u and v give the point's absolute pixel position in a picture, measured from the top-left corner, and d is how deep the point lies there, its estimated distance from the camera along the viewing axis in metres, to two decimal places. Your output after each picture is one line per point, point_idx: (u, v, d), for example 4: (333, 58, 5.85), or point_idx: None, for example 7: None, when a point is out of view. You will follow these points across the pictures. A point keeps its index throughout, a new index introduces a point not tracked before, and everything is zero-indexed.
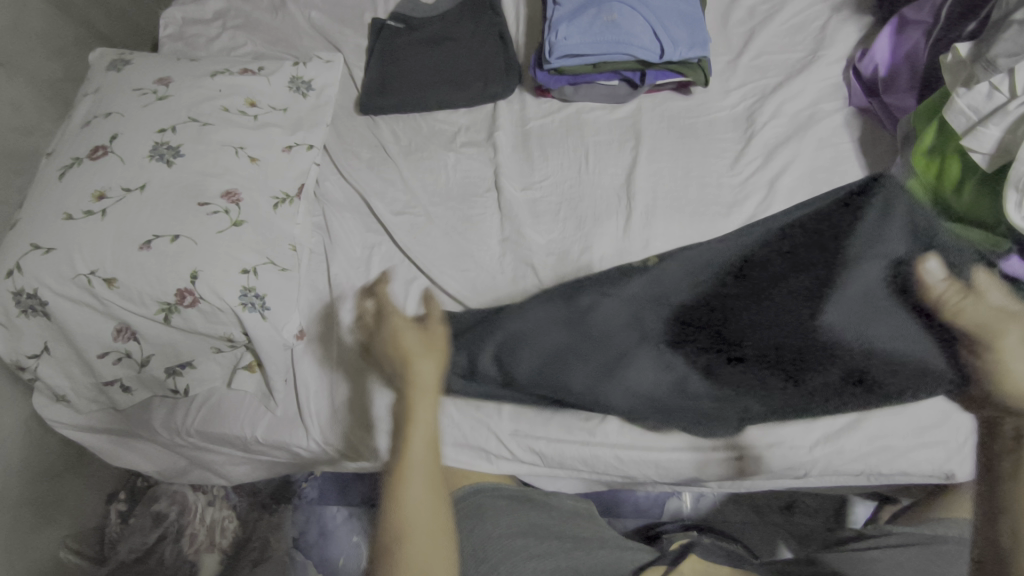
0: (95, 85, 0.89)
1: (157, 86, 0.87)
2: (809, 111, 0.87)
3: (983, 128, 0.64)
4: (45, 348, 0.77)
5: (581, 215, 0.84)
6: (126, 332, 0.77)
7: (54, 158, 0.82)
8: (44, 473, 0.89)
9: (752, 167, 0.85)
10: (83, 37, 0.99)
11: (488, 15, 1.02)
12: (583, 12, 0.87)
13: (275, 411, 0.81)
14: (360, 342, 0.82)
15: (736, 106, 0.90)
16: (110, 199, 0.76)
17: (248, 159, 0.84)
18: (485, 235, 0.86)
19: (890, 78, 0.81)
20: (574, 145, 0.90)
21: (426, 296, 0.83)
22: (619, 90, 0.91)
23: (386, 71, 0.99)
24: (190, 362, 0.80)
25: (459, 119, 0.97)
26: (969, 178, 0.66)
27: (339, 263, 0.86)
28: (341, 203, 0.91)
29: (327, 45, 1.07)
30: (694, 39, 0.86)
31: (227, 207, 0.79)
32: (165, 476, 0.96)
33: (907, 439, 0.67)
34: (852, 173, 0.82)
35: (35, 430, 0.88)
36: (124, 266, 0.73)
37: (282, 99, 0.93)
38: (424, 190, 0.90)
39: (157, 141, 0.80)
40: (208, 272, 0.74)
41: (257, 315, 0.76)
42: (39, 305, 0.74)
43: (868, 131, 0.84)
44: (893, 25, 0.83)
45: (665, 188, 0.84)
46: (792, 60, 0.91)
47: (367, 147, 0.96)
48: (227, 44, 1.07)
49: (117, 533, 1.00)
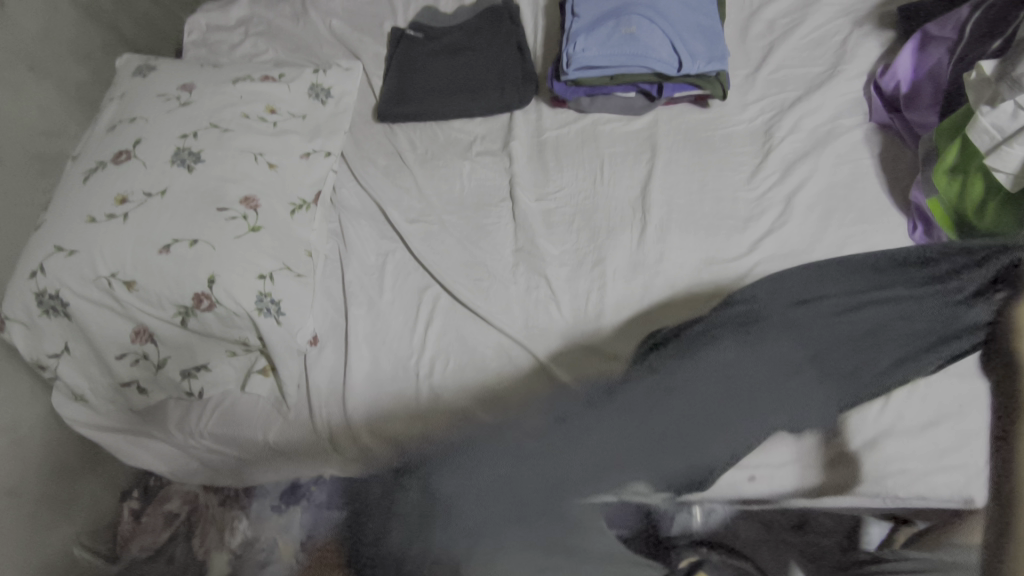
0: (120, 90, 0.91)
1: (180, 92, 0.88)
2: (828, 126, 0.86)
3: (1008, 148, 0.63)
4: (65, 348, 0.79)
5: (595, 227, 0.84)
6: (144, 334, 0.78)
7: (78, 162, 0.83)
8: (60, 468, 0.91)
9: (769, 182, 0.84)
10: (109, 41, 1.01)
11: (507, 24, 1.02)
12: (601, 25, 0.87)
13: (286, 417, 0.82)
14: (372, 349, 0.82)
15: (753, 120, 0.89)
16: (132, 204, 0.77)
17: (267, 165, 0.85)
18: (499, 245, 0.86)
19: (913, 93, 0.80)
20: (590, 156, 0.90)
21: (438, 304, 0.83)
22: (636, 102, 0.91)
23: (404, 81, 1.00)
24: (205, 364, 0.80)
25: (475, 129, 0.97)
26: (991, 199, 0.68)
27: (354, 270, 0.87)
28: (357, 210, 0.92)
29: (347, 53, 1.08)
30: (713, 52, 0.85)
31: (246, 213, 0.80)
32: (177, 476, 0.95)
33: (923, 462, 0.67)
34: (870, 189, 0.81)
35: (53, 428, 0.89)
36: (143, 269, 0.74)
37: (302, 106, 0.94)
38: (439, 199, 0.91)
39: (179, 147, 0.82)
40: (225, 277, 0.75)
41: (272, 320, 0.77)
42: (60, 306, 0.75)
43: (888, 147, 0.84)
44: (915, 41, 0.82)
45: (680, 200, 0.84)
46: (812, 73, 0.90)
47: (384, 155, 0.96)
48: (249, 50, 1.09)
49: (130, 531, 1.01)
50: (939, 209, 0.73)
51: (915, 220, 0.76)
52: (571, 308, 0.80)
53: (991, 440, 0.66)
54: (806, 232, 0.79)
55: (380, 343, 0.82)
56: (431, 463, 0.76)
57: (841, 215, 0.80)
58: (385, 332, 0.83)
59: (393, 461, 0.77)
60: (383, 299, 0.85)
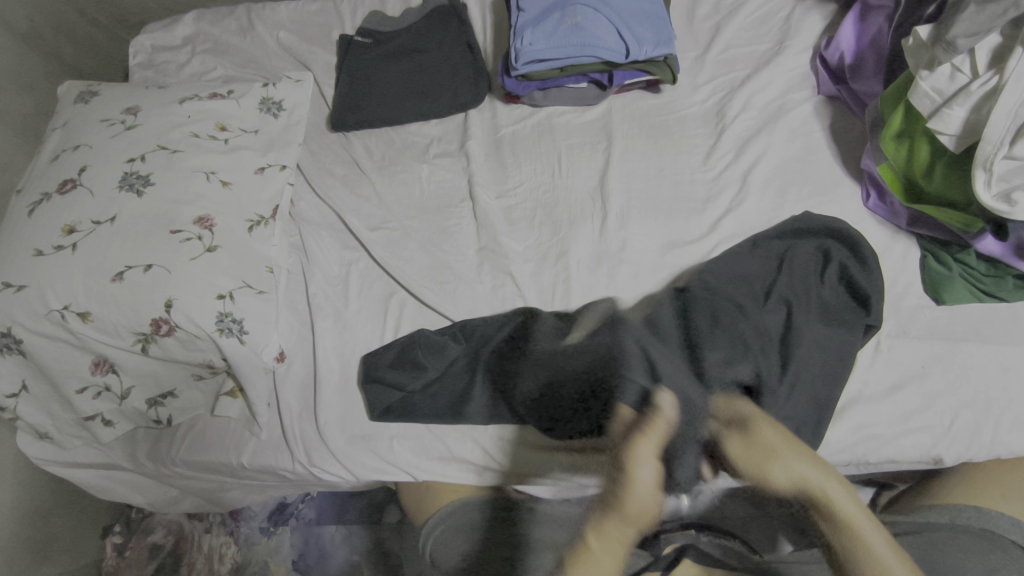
0: (63, 118, 0.89)
1: (125, 116, 0.86)
2: (778, 102, 0.87)
3: (949, 110, 0.64)
4: (24, 386, 0.77)
5: (556, 219, 0.84)
6: (104, 365, 0.76)
7: (22, 195, 0.81)
8: (37, 510, 0.88)
9: (725, 162, 0.84)
10: (51, 70, 0.99)
11: (455, 23, 1.02)
12: (546, 17, 0.86)
13: (259, 436, 0.80)
14: (341, 361, 0.81)
15: (705, 102, 0.90)
16: (80, 233, 0.75)
17: (220, 183, 0.83)
18: (463, 245, 0.86)
19: (857, 64, 0.81)
20: (546, 150, 0.90)
21: (405, 311, 0.83)
22: (588, 92, 0.91)
23: (355, 88, 0.99)
24: (171, 391, 0.79)
25: (431, 131, 0.96)
26: (938, 160, 0.68)
27: (317, 282, 0.86)
28: (317, 222, 0.91)
29: (297, 64, 1.07)
30: (659, 37, 0.85)
31: (200, 233, 0.78)
32: (157, 506, 0.95)
33: (891, 426, 0.67)
34: (824, 161, 0.82)
35: (23, 470, 0.86)
36: (97, 299, 0.73)
37: (253, 121, 0.93)
38: (399, 204, 0.90)
39: (126, 172, 0.80)
40: (183, 300, 0.73)
41: (235, 341, 0.75)
42: (14, 344, 0.73)
43: (837, 119, 0.85)
44: (856, 11, 0.83)
45: (639, 187, 0.84)
46: (759, 51, 0.91)
47: (341, 164, 0.95)
48: (197, 69, 1.07)
49: (114, 567, 1.01)
50: (889, 174, 0.74)
51: (868, 187, 0.78)
52: (538, 303, 0.80)
53: (955, 397, 0.67)
54: (764, 208, 0.80)
55: (349, 354, 0.81)
56: (408, 471, 0.75)
57: (798, 188, 0.81)
58: (353, 343, 0.82)
59: (370, 474, 0.76)
60: (349, 310, 0.84)
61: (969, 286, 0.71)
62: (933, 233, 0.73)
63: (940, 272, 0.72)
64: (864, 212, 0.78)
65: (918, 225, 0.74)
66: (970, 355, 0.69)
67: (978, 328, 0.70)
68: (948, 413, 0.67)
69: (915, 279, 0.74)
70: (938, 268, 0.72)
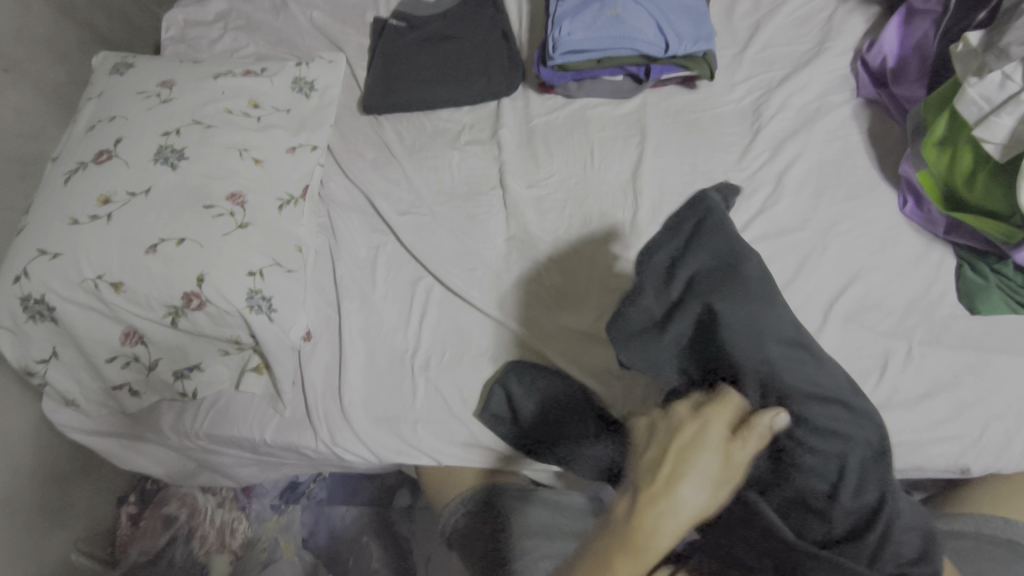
0: (98, 89, 0.89)
1: (161, 89, 0.87)
2: (816, 103, 0.86)
3: (996, 118, 0.63)
4: (54, 353, 0.78)
5: (587, 212, 0.84)
6: (134, 335, 0.77)
7: (58, 164, 0.81)
8: (56, 475, 0.89)
9: (760, 161, 0.84)
10: (86, 40, 0.98)
11: (492, 12, 1.02)
12: (586, 8, 0.86)
13: (283, 413, 0.81)
14: (367, 343, 0.81)
15: (741, 100, 0.89)
16: (115, 203, 0.76)
17: (252, 161, 0.83)
18: (491, 232, 0.86)
19: (899, 68, 0.80)
20: (579, 142, 0.89)
21: (432, 296, 0.83)
22: (623, 85, 0.90)
23: (388, 71, 0.98)
24: (198, 365, 0.80)
25: (463, 118, 0.96)
26: (980, 168, 0.68)
27: (345, 264, 0.86)
28: (346, 204, 0.91)
29: (329, 45, 1.07)
30: (700, 32, 0.85)
31: (232, 209, 0.78)
32: (174, 479, 0.95)
33: (920, 433, 0.67)
34: (861, 164, 0.81)
35: (45, 437, 0.87)
36: (130, 270, 0.73)
37: (286, 99, 0.92)
38: (428, 189, 0.90)
39: (161, 145, 0.80)
40: (214, 275, 0.74)
41: (264, 318, 0.76)
42: (46, 311, 0.74)
43: (876, 123, 0.84)
44: (901, 14, 0.82)
45: (672, 183, 0.84)
46: (799, 51, 0.90)
47: (371, 147, 0.95)
48: (229, 45, 1.07)
49: (128, 536, 1.00)
50: (930, 181, 0.73)
51: (905, 194, 0.78)
52: (566, 295, 0.80)
53: (986, 408, 0.67)
54: (798, 211, 0.80)
55: (375, 337, 0.82)
56: (430, 455, 0.76)
57: (833, 191, 0.80)
58: (379, 326, 0.82)
59: (393, 456, 0.76)
60: (375, 293, 0.84)
61: (1005, 296, 0.71)
62: (970, 242, 0.73)
63: (976, 282, 0.72)
64: (900, 219, 0.78)
65: (955, 233, 0.74)
66: (1002, 367, 0.68)
67: (1011, 340, 0.70)
68: (978, 423, 0.67)
69: (950, 288, 0.73)
70: (975, 279, 0.72)
